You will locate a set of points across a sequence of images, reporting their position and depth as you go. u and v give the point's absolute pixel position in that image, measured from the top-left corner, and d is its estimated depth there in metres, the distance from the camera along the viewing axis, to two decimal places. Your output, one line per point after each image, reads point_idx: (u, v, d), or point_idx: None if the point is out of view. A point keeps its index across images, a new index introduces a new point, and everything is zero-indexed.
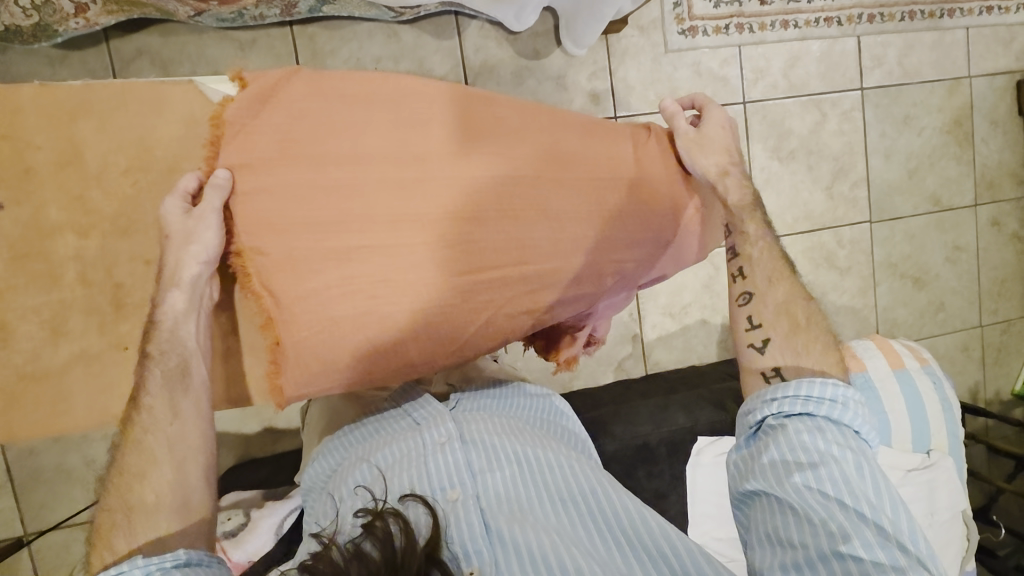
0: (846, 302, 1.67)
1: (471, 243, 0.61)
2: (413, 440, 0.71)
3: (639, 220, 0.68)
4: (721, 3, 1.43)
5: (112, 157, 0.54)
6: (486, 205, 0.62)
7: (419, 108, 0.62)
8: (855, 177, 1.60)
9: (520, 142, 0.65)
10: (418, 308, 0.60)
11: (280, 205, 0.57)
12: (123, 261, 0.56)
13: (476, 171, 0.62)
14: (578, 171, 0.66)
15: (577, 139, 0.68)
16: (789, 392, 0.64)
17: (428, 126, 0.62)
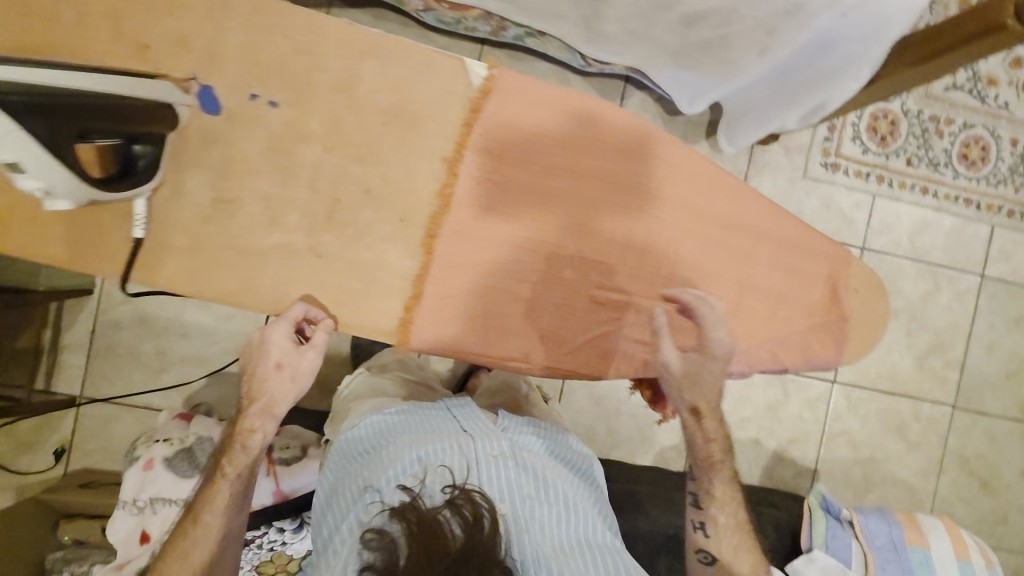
0: (906, 477, 1.57)
1: (622, 269, 0.67)
2: (464, 443, 0.64)
3: (782, 309, 0.69)
4: (869, 152, 1.47)
5: (378, 97, 0.62)
6: (652, 243, 0.67)
7: (637, 140, 0.66)
8: (951, 358, 1.55)
9: (709, 201, 0.68)
10: (556, 304, 0.67)
11: (491, 185, 0.65)
12: (349, 181, 0.63)
13: (659, 212, 0.67)
14: (748, 244, 0.68)
15: (766, 215, 0.68)
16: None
17: (636, 159, 0.66)
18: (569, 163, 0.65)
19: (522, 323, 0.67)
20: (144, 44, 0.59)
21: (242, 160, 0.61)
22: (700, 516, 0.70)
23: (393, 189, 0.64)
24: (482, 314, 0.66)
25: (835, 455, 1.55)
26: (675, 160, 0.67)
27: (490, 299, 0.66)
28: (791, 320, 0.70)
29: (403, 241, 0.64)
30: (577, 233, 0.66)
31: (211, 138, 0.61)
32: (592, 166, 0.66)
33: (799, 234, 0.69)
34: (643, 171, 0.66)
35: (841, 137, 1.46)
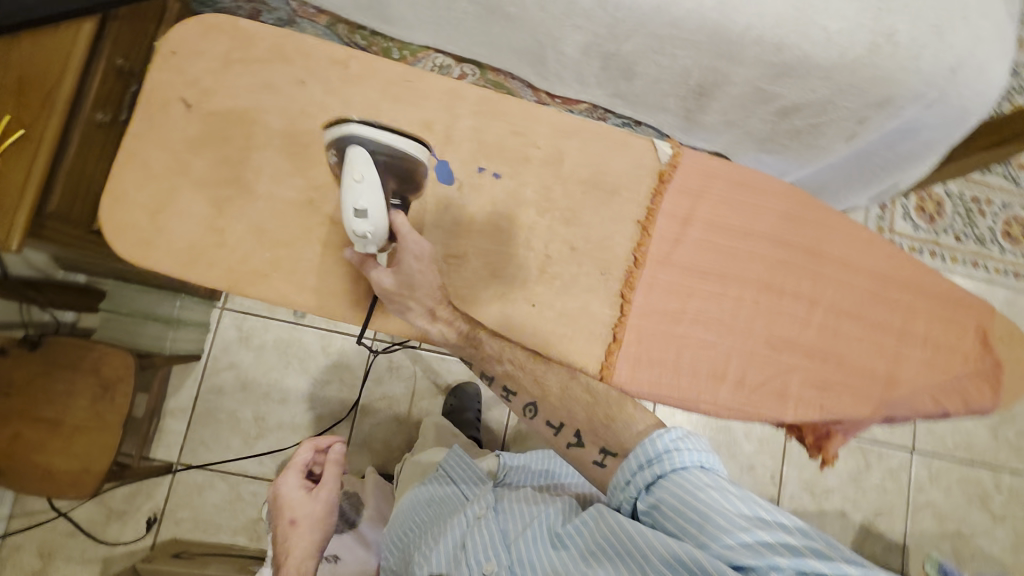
0: (998, 554, 1.49)
1: (798, 317, 0.74)
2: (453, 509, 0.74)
3: (940, 355, 0.76)
4: (921, 228, 1.55)
5: (581, 170, 0.73)
6: (821, 295, 0.75)
7: (800, 207, 0.76)
8: (1023, 428, 1.55)
9: (865, 258, 0.76)
10: (742, 349, 0.73)
11: (680, 244, 0.74)
12: (558, 241, 0.71)
13: (825, 267, 0.75)
14: (902, 296, 0.76)
15: (914, 271, 0.77)
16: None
17: (801, 223, 0.76)
18: (744, 227, 0.75)
19: (711, 369, 0.72)
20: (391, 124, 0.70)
21: (466, 222, 0.70)
22: None
23: (594, 247, 0.72)
24: (675, 360, 0.72)
25: (923, 531, 1.48)
26: (835, 226, 0.77)
27: (683, 344, 0.72)
28: (952, 366, 0.76)
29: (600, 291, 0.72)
30: (756, 286, 0.74)
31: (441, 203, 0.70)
32: (766, 231, 0.75)
33: (946, 288, 0.78)
34: (808, 235, 0.76)
35: (892, 215, 1.56)
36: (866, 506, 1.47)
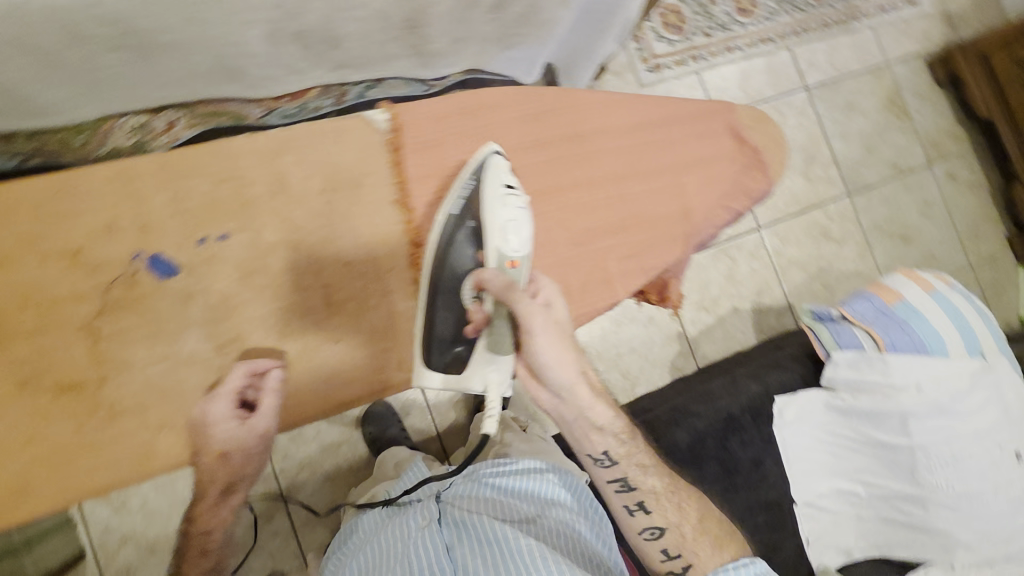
0: (852, 268, 1.96)
1: (575, 209, 0.81)
2: (401, 524, 1.01)
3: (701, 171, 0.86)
4: (675, 43, 1.85)
5: (310, 183, 0.75)
6: (582, 179, 0.82)
7: (527, 112, 0.81)
8: (823, 161, 1.99)
9: (602, 126, 0.83)
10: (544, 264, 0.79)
11: (442, 201, 0.77)
12: (325, 266, 0.76)
13: (575, 153, 0.81)
14: (650, 139, 0.84)
15: (650, 114, 0.85)
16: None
17: (533, 125, 0.81)
18: (498, 149, 0.78)
19: (536, 298, 0.78)
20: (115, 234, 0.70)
21: (225, 299, 0.73)
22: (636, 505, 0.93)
23: (374, 246, 0.77)
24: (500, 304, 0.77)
25: (796, 284, 1.90)
26: (573, 106, 0.83)
27: None
28: (722, 177, 0.87)
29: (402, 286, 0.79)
30: (528, 202, 0.79)
31: (192, 295, 0.72)
32: (519, 143, 0.80)
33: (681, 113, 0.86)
34: (557, 126, 0.81)
35: (649, 42, 1.82)
36: (749, 292, 1.84)
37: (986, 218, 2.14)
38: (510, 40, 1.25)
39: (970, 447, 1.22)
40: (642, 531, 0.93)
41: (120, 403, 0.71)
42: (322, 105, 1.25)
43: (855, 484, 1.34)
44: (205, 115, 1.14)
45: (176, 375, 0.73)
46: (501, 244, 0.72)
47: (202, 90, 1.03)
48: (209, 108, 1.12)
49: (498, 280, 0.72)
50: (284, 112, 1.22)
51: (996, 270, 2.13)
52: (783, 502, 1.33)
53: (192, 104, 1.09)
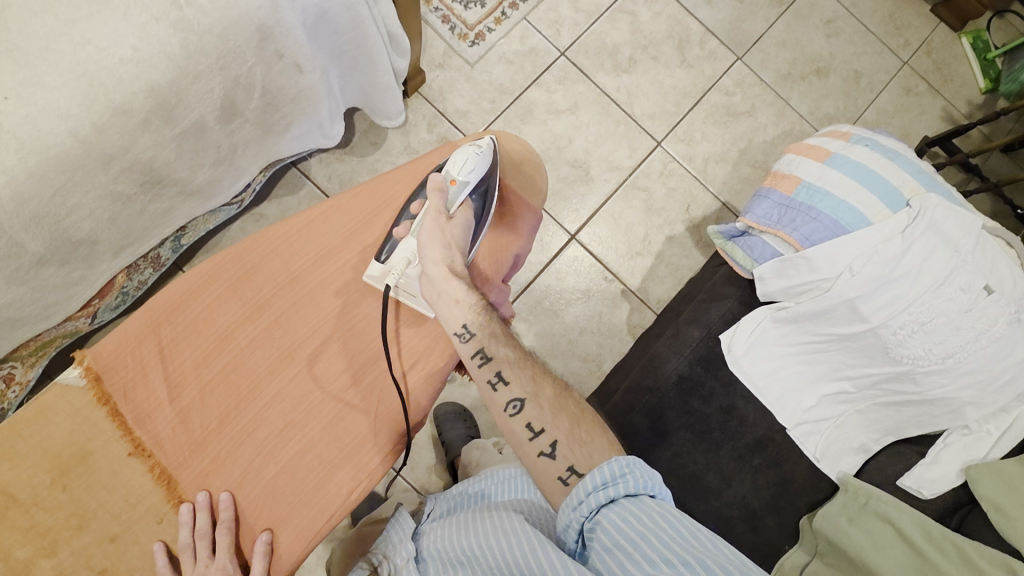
0: (776, 132, 1.77)
1: (322, 361, 0.76)
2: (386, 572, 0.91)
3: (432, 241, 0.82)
4: (485, 2, 1.67)
5: (36, 478, 0.66)
6: (313, 325, 0.76)
7: (219, 295, 0.73)
8: (698, 37, 1.77)
9: (314, 256, 0.77)
10: (315, 430, 0.74)
11: (183, 431, 0.71)
12: (96, 552, 0.67)
13: (293, 307, 0.76)
14: (370, 241, 0.79)
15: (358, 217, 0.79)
16: (589, 486, 0.68)
17: (237, 300, 0.74)
18: (210, 343, 0.73)
19: (326, 462, 0.74)
20: None
21: None
22: (515, 406, 0.76)
23: (128, 513, 0.69)
24: (292, 493, 0.72)
25: (723, 179, 1.73)
26: (274, 248, 0.76)
27: (281, 483, 0.72)
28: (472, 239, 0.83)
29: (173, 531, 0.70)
30: (272, 382, 0.74)
31: None
32: (231, 323, 0.74)
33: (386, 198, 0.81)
34: (265, 281, 0.75)
35: (458, 15, 1.65)
36: (677, 214, 1.69)
37: (901, 3, 1.88)
38: (278, 126, 1.15)
39: (932, 305, 1.09)
40: (504, 404, 0.76)
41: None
42: (144, 277, 1.20)
43: (839, 382, 1.21)
44: (38, 349, 1.11)
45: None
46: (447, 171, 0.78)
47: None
48: (31, 347, 1.07)
49: (453, 169, 0.78)
50: (110, 305, 1.16)
51: (934, 54, 1.88)
52: (775, 436, 1.22)
53: (13, 354, 1.05)
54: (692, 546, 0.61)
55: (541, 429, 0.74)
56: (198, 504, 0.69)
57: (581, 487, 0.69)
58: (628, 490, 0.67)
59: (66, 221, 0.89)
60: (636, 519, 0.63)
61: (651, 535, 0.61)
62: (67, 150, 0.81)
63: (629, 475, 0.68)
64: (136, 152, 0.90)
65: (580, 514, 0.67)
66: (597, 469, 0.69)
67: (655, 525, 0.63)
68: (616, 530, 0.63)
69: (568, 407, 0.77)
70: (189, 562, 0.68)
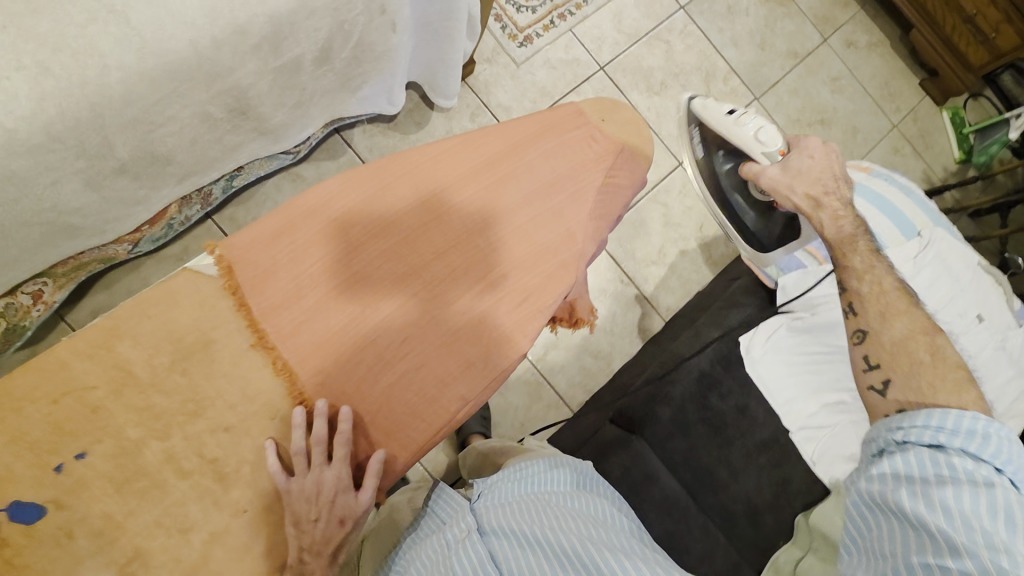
0: None
1: (452, 277, 0.71)
2: (437, 539, 0.75)
3: (572, 167, 0.76)
4: (536, 8, 1.74)
5: (157, 357, 0.61)
6: (444, 240, 0.71)
7: (356, 200, 0.69)
8: (723, 74, 1.92)
9: (451, 172, 0.73)
10: (439, 346, 0.69)
11: (305, 332, 0.65)
12: (208, 439, 0.61)
13: (429, 219, 0.71)
14: (510, 165, 0.75)
15: (498, 142, 0.76)
16: (918, 420, 0.66)
17: (372, 207, 0.70)
18: (338, 252, 0.67)
19: (443, 382, 0.68)
20: None
21: (110, 520, 0.57)
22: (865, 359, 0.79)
23: (243, 407, 0.62)
24: (406, 413, 0.67)
25: None
26: (407, 170, 0.72)
27: (396, 397, 0.67)
28: (589, 189, 0.76)
29: (289, 431, 0.64)
30: (399, 291, 0.68)
31: (71, 531, 0.56)
32: (363, 235, 0.68)
33: (526, 128, 0.77)
34: (397, 198, 0.71)
35: (510, 17, 1.71)
36: (691, 231, 1.79)
37: (895, 73, 2.12)
38: (353, 83, 1.18)
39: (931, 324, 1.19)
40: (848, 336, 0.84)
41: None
42: (190, 214, 1.18)
43: (840, 394, 1.30)
44: (72, 270, 1.07)
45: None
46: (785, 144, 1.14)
47: (48, 259, 0.94)
48: (70, 265, 1.03)
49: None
50: (153, 236, 1.13)
51: (919, 122, 2.11)
52: (780, 437, 1.29)
53: (52, 269, 1.01)
54: (1000, 535, 0.57)
55: (877, 364, 0.77)
56: (315, 411, 0.63)
57: (909, 424, 0.67)
58: (971, 447, 0.62)
59: (155, 130, 0.87)
60: (940, 468, 0.62)
61: (956, 499, 0.59)
62: (182, 56, 0.80)
63: (982, 440, 0.62)
64: (237, 76, 0.89)
65: (894, 436, 0.69)
66: (939, 410, 0.65)
67: (976, 499, 0.59)
68: (910, 464, 0.64)
69: (914, 341, 0.76)
70: (304, 467, 0.61)
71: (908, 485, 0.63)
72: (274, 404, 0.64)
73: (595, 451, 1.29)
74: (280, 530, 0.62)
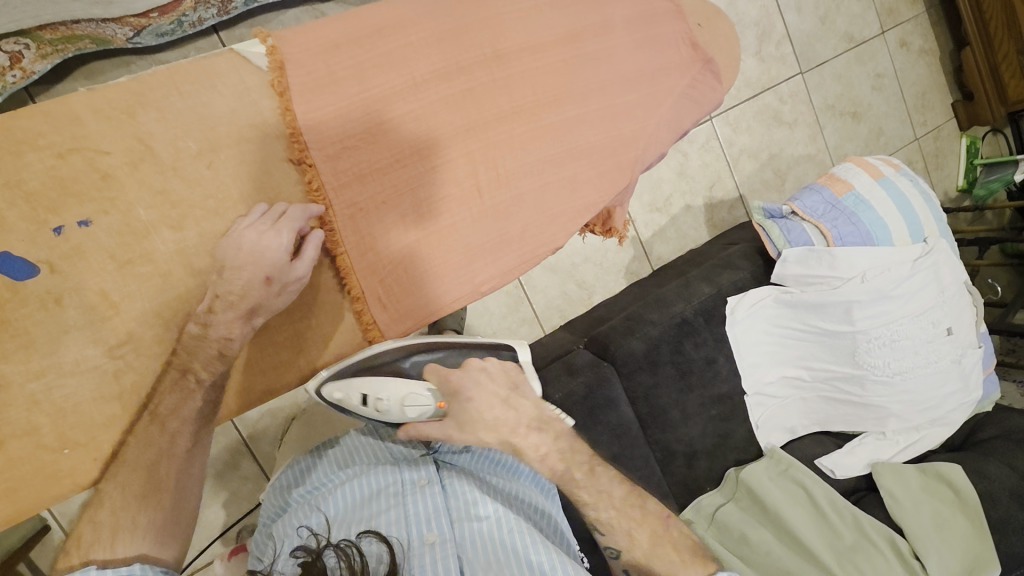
0: (803, 151, 1.91)
1: (506, 141, 0.66)
2: (391, 477, 0.66)
3: (657, 63, 0.72)
4: None
5: (183, 142, 0.55)
6: (509, 101, 0.66)
7: (430, 29, 0.63)
8: (778, 37, 1.82)
9: (535, 32, 0.67)
10: (476, 213, 0.66)
11: (349, 156, 0.60)
12: (225, 241, 0.56)
13: (500, 76, 0.65)
14: (595, 42, 0.69)
15: (587, 11, 0.70)
16: None
17: (443, 43, 0.63)
18: (394, 84, 0.61)
19: (468, 251, 0.66)
20: None
21: (105, 297, 0.53)
22: None
23: None
24: (425, 273, 0.64)
25: (749, 174, 1.82)
26: (487, 17, 0.66)
27: (423, 251, 0.64)
28: (664, 97, 0.72)
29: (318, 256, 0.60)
30: (449, 141, 0.64)
31: (61, 297, 0.52)
32: (427, 70, 0.62)
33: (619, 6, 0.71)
34: (470, 45, 0.65)
35: None
36: (702, 187, 1.74)
37: (933, 86, 2.10)
38: None
39: (908, 328, 1.22)
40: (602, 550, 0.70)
41: (10, 426, 0.51)
42: (206, 17, 0.96)
43: (800, 370, 1.32)
44: (60, 41, 0.88)
45: (61, 388, 0.52)
46: (375, 408, 0.67)
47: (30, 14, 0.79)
48: (59, 35, 0.86)
49: (344, 397, 0.66)
50: (160, 30, 0.93)
51: (939, 141, 2.13)
52: (734, 394, 1.25)
53: (36, 33, 0.84)
54: None
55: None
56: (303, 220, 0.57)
57: None
58: None
59: None
60: None
61: None
62: None
63: None
64: None
65: None
66: None
67: None
68: None
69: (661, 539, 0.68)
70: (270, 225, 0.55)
71: None
72: (304, 224, 0.60)
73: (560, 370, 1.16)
74: None
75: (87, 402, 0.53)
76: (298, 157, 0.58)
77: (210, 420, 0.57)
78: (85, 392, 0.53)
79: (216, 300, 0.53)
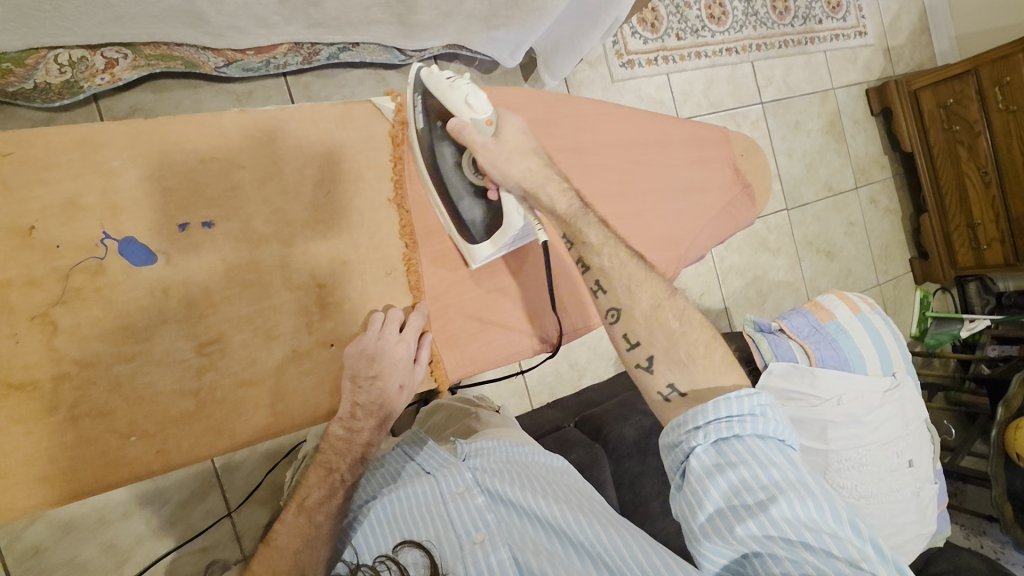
0: (784, 278, 2.09)
1: None
2: (430, 487, 0.72)
3: (703, 180, 0.84)
4: (649, 40, 1.74)
5: (308, 169, 0.61)
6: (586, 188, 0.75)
7: (531, 116, 0.73)
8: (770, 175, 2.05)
9: (612, 135, 0.79)
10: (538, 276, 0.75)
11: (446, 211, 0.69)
12: (324, 263, 0.61)
13: (582, 166, 0.75)
14: (658, 153, 0.81)
15: (654, 126, 0.83)
16: (709, 415, 0.55)
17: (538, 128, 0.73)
18: None
19: (524, 309, 0.75)
20: (48, 203, 0.51)
21: (207, 294, 0.56)
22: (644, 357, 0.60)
23: (367, 251, 0.64)
24: (480, 325, 0.72)
25: (734, 289, 1.97)
26: (574, 117, 0.77)
27: (488, 302, 0.72)
28: (708, 208, 0.84)
29: (400, 294, 0.66)
30: None
31: (168, 287, 0.54)
32: None
33: (678, 128, 0.85)
34: (558, 133, 0.75)
35: (624, 37, 1.70)
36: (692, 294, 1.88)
37: (894, 241, 2.37)
38: (495, 21, 1.07)
39: (876, 453, 1.30)
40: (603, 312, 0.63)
41: (87, 404, 0.51)
42: (290, 63, 1.00)
43: None
44: (155, 56, 0.87)
45: (144, 375, 0.53)
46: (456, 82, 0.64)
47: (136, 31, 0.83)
48: (159, 52, 0.86)
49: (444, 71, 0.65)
50: (248, 64, 0.95)
51: (898, 289, 2.37)
52: None
53: (138, 45, 0.84)
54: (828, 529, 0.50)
55: (637, 342, 0.60)
56: (391, 314, 0.63)
57: (694, 415, 0.56)
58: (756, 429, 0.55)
59: None
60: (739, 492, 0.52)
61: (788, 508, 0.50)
62: None
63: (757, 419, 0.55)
64: None
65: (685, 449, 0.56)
66: (723, 399, 0.55)
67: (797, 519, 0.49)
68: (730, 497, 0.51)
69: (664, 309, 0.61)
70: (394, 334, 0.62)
71: (742, 534, 0.49)
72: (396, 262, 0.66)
73: (555, 443, 1.18)
74: (336, 369, 0.62)
75: (165, 393, 0.54)
76: (396, 199, 0.66)
77: (270, 432, 0.59)
78: (164, 382, 0.54)
79: (356, 407, 0.61)
